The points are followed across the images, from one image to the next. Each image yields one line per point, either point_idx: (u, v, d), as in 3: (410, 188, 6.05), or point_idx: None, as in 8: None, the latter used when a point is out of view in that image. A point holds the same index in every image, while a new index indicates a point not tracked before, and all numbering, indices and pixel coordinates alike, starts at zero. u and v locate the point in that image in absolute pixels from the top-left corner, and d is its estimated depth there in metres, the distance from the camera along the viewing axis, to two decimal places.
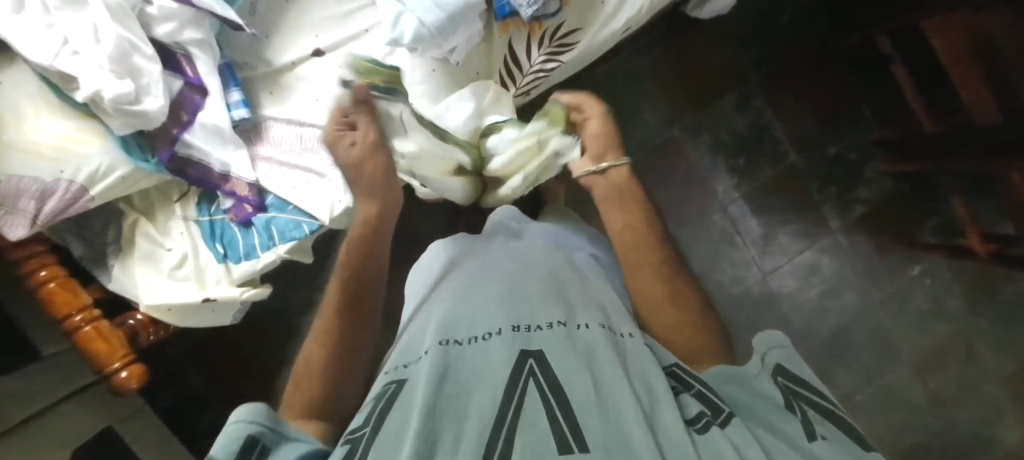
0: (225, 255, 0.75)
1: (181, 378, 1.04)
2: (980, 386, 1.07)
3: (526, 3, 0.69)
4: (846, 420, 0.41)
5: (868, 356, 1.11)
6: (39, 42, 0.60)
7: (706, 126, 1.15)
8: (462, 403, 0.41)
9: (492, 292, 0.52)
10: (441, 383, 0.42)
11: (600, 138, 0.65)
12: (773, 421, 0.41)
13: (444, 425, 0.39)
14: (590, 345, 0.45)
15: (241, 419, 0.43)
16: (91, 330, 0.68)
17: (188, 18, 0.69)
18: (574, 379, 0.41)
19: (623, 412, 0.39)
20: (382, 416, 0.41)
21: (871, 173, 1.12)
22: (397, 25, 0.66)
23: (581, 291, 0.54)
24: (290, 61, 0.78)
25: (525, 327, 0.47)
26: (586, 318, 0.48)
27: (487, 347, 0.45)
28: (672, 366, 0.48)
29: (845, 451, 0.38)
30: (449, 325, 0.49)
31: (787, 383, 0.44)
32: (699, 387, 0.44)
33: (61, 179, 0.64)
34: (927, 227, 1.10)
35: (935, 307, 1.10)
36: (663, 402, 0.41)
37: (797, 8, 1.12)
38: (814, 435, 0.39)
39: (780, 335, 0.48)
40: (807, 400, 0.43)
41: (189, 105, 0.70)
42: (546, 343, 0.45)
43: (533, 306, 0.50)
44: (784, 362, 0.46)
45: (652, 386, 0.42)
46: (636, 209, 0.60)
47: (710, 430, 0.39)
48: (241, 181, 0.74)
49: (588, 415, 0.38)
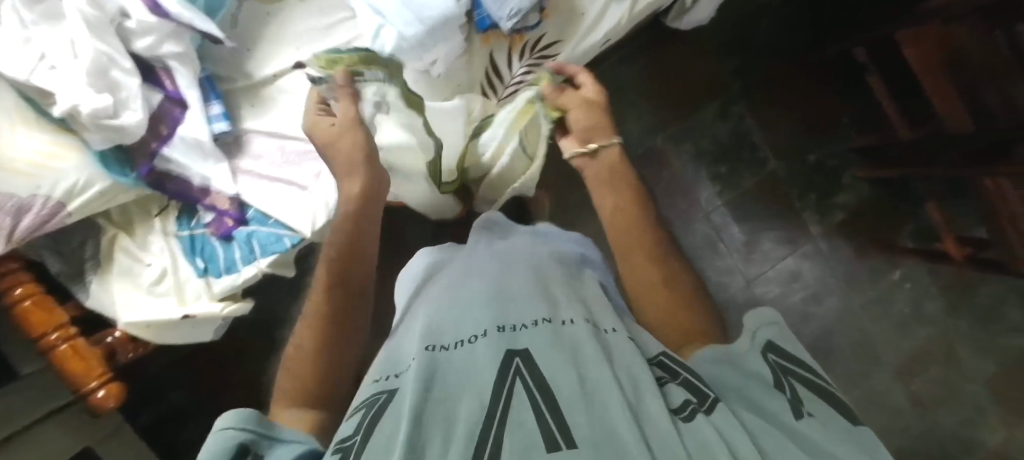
0: (205, 269, 0.74)
1: (160, 396, 1.02)
2: (961, 388, 1.09)
3: (506, 16, 0.71)
4: (837, 397, 0.39)
5: (852, 360, 1.12)
6: (16, 58, 0.60)
7: (687, 135, 1.17)
8: (451, 407, 0.37)
9: (476, 296, 0.50)
10: (428, 387, 0.38)
11: (591, 118, 0.62)
12: (760, 399, 0.38)
13: (429, 430, 0.34)
14: (575, 341, 0.42)
15: (227, 425, 0.38)
16: (67, 349, 0.67)
17: (168, 32, 0.68)
18: (560, 374, 0.37)
19: (610, 405, 0.35)
20: (372, 424, 0.37)
21: (849, 179, 1.14)
22: (378, 37, 0.71)
23: (568, 291, 0.51)
24: (271, 74, 0.78)
25: (510, 326, 0.44)
26: (571, 314, 0.46)
27: (472, 349, 0.42)
28: (660, 355, 0.43)
29: (836, 427, 0.35)
30: (434, 332, 0.46)
31: (779, 360, 0.41)
32: (686, 375, 0.40)
33: (38, 194, 0.63)
34: (905, 232, 1.13)
35: (914, 311, 1.12)
36: (648, 392, 0.37)
37: (774, 18, 1.15)
38: (801, 413, 0.36)
39: (770, 311, 0.45)
40: (799, 378, 0.40)
41: (168, 118, 0.70)
42: (532, 341, 0.42)
43: (518, 307, 0.47)
44: (773, 339, 0.43)
45: (638, 377, 0.38)
46: (626, 189, 0.58)
47: (696, 418, 0.35)
48: (221, 195, 0.74)
49: (577, 411, 0.34)
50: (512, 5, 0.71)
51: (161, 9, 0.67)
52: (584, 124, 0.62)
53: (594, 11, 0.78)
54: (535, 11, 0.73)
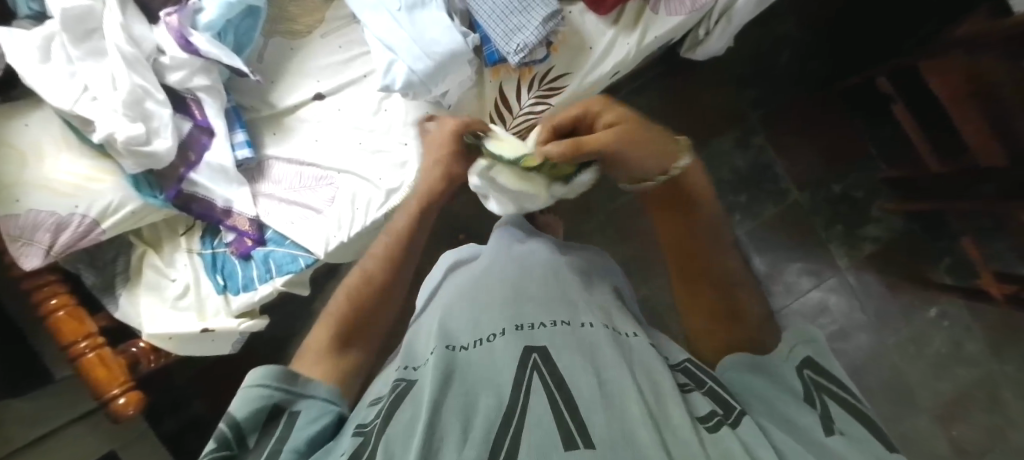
0: (225, 286, 0.78)
1: (183, 406, 1.08)
2: (1008, 434, 1.02)
3: (513, 50, 0.74)
4: (870, 415, 0.39)
5: (886, 402, 1.06)
6: (61, 89, 0.66)
7: (705, 164, 1.15)
8: (470, 401, 0.40)
9: (495, 293, 0.52)
10: (448, 383, 0.41)
11: (651, 143, 0.50)
12: (792, 416, 0.40)
13: (448, 420, 0.38)
14: (593, 342, 0.45)
15: (260, 383, 0.43)
16: (94, 357, 0.71)
17: (198, 66, 0.76)
18: (579, 378, 0.40)
19: (630, 409, 0.38)
20: (392, 408, 0.40)
21: (879, 211, 1.10)
22: (388, 73, 0.74)
23: (585, 294, 0.54)
24: (292, 104, 0.83)
25: (527, 326, 0.47)
26: (591, 318, 0.48)
27: (492, 347, 0.45)
28: (685, 362, 0.46)
29: (866, 452, 0.36)
30: (450, 330, 0.48)
31: (814, 377, 0.42)
32: (710, 384, 0.43)
33: (75, 213, 0.69)
34: (941, 267, 1.08)
35: (953, 351, 1.06)
36: (671, 399, 0.40)
37: (796, 49, 1.13)
38: (833, 431, 0.38)
39: (816, 330, 0.46)
40: (835, 396, 0.41)
41: (196, 146, 0.76)
42: (550, 339, 0.45)
43: (535, 308, 0.49)
44: (813, 355, 0.44)
45: (660, 384, 0.41)
46: (705, 215, 0.53)
47: (722, 429, 0.38)
48: (242, 216, 0.78)
49: (594, 413, 0.37)
50: (519, 40, 0.73)
51: (192, 46, 0.74)
52: (653, 159, 0.50)
53: (602, 44, 0.80)
54: (541, 45, 0.76)
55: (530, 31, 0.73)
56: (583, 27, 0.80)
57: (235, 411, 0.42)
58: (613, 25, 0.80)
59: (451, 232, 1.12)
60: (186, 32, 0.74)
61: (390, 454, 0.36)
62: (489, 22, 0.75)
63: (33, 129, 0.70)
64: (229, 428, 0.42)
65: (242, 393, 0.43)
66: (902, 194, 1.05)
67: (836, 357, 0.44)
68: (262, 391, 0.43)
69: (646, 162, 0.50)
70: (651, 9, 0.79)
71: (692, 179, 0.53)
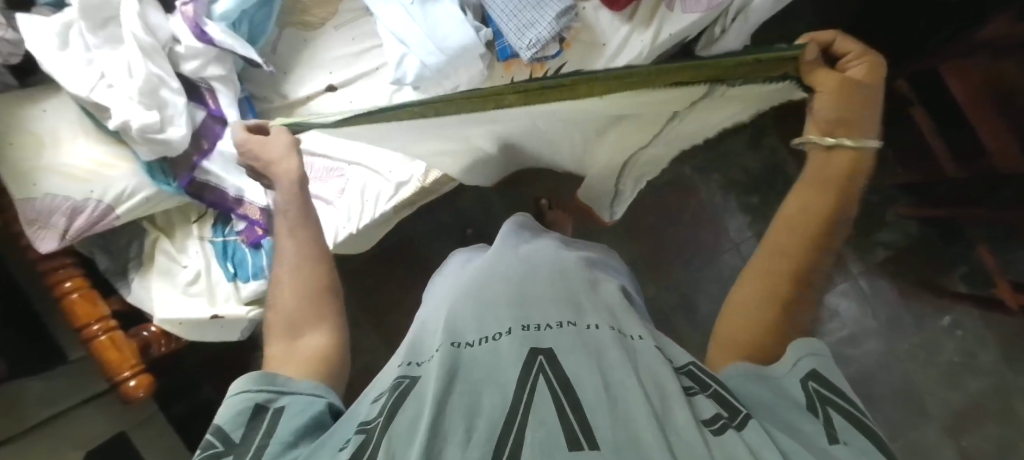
0: (235, 273, 0.79)
1: (192, 391, 1.10)
2: (1018, 446, 1.01)
3: (525, 46, 0.74)
4: (870, 427, 0.39)
5: (896, 409, 1.05)
6: (78, 77, 0.67)
7: (716, 165, 1.13)
8: (473, 401, 0.40)
9: (503, 292, 0.52)
10: (452, 381, 0.41)
11: (860, 104, 0.45)
12: (798, 423, 0.39)
13: (451, 418, 0.38)
14: (599, 345, 0.45)
15: (243, 390, 0.44)
16: (106, 339, 0.72)
17: (212, 56, 0.77)
18: (584, 379, 0.40)
19: (634, 410, 0.38)
20: (396, 405, 0.41)
21: (894, 216, 1.08)
22: (400, 66, 0.75)
23: (591, 296, 0.53)
24: (305, 95, 0.84)
25: (534, 326, 0.47)
26: (597, 319, 0.48)
27: (497, 346, 0.45)
28: (689, 364, 0.45)
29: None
30: (457, 329, 0.48)
31: (818, 389, 0.41)
32: (716, 387, 0.42)
33: (91, 198, 0.70)
34: (956, 275, 1.06)
35: (966, 360, 1.05)
36: (675, 402, 0.39)
37: None
38: (836, 440, 0.38)
39: (817, 341, 0.45)
40: (837, 407, 0.40)
41: (210, 135, 0.77)
42: (556, 341, 0.45)
43: (542, 308, 0.49)
44: (818, 368, 0.43)
45: (663, 386, 0.41)
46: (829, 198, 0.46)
47: (727, 433, 0.37)
48: (253, 205, 0.79)
49: (599, 414, 0.37)
50: (531, 36, 0.73)
51: (207, 36, 0.75)
52: (851, 112, 0.45)
53: (616, 40, 0.79)
54: (554, 41, 0.75)
55: (544, 26, 0.73)
56: (598, 24, 0.80)
57: (221, 424, 0.42)
58: (628, 20, 0.78)
59: (459, 226, 1.12)
60: (201, 22, 0.75)
61: (393, 451, 0.36)
62: (502, 17, 0.75)
63: (49, 115, 0.71)
64: (216, 438, 0.42)
65: (226, 404, 0.43)
66: (917, 199, 1.03)
67: (839, 370, 0.43)
68: (249, 393, 0.44)
69: (848, 110, 0.45)
70: (667, 6, 0.78)
71: (836, 170, 0.46)
